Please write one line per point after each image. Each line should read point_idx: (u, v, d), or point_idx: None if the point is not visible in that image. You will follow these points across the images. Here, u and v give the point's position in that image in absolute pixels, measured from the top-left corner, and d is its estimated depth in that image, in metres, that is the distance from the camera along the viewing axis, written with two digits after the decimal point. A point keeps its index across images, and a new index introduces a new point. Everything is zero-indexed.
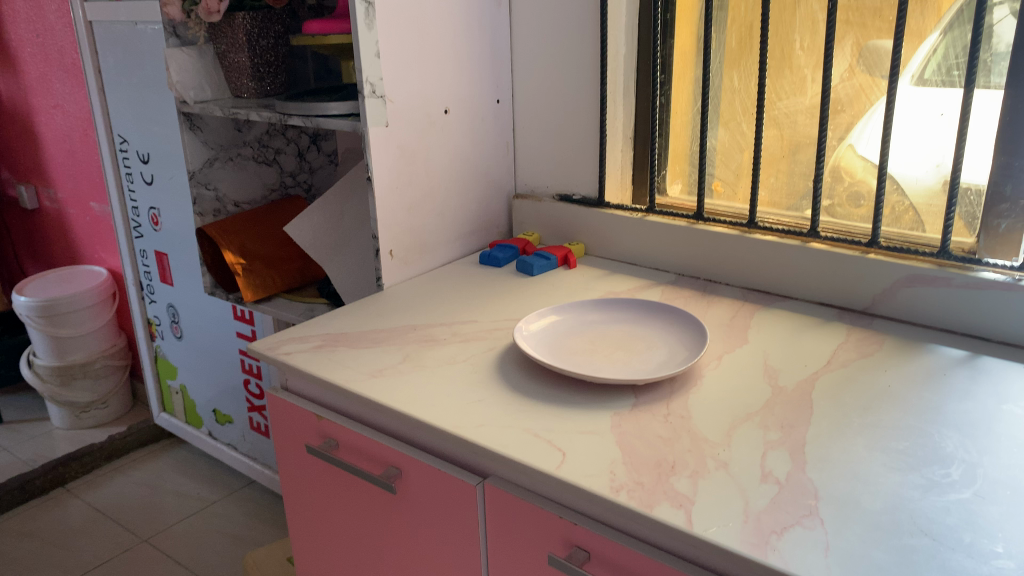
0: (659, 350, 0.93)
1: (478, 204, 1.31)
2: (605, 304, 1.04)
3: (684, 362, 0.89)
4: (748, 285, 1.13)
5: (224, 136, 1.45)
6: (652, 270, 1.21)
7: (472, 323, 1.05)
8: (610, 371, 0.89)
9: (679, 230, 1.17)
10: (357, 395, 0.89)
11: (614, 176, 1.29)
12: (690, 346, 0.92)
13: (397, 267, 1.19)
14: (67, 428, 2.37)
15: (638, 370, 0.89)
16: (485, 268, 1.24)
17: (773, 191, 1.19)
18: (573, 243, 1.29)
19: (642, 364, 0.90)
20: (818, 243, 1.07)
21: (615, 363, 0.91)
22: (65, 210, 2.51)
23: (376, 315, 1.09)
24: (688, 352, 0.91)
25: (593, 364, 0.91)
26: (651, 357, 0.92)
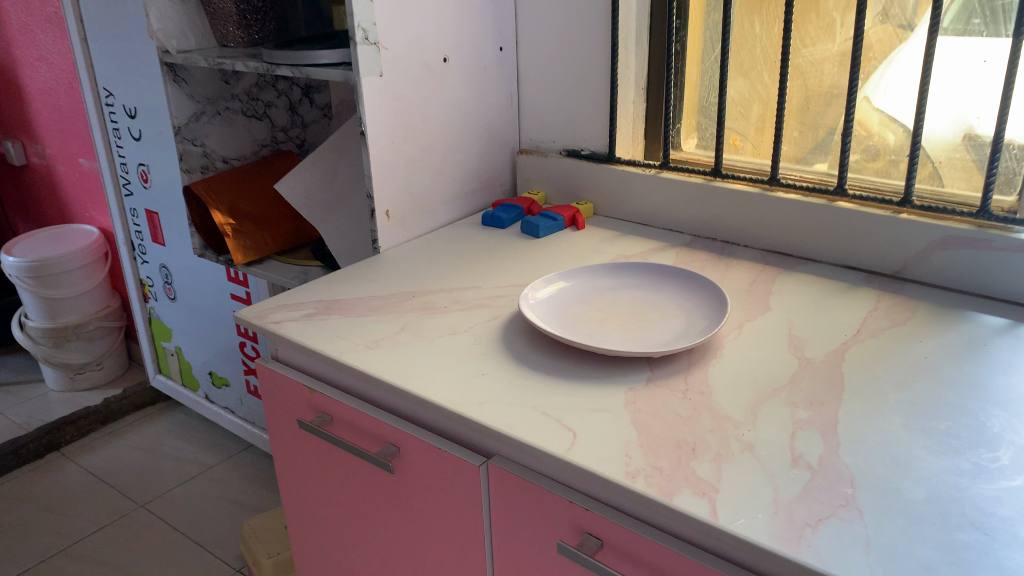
0: (676, 319, 0.87)
1: (480, 161, 1.24)
2: (616, 269, 0.97)
3: (703, 332, 0.82)
4: (768, 247, 1.06)
5: (211, 89, 1.36)
6: (666, 232, 1.14)
7: (475, 290, 0.98)
8: (624, 341, 0.83)
9: (695, 188, 1.10)
10: (352, 368, 0.83)
11: (625, 130, 1.21)
12: (709, 315, 0.86)
13: (394, 228, 1.12)
14: (62, 390, 2.33)
15: (654, 340, 0.83)
16: (488, 229, 1.17)
17: (795, 146, 1.11)
18: (581, 202, 1.22)
19: (658, 334, 0.84)
20: (845, 202, 1.00)
21: (628, 333, 0.84)
22: (53, 167, 2.43)
23: (373, 280, 1.02)
24: (707, 321, 0.85)
25: (605, 334, 0.84)
26: (667, 326, 0.86)
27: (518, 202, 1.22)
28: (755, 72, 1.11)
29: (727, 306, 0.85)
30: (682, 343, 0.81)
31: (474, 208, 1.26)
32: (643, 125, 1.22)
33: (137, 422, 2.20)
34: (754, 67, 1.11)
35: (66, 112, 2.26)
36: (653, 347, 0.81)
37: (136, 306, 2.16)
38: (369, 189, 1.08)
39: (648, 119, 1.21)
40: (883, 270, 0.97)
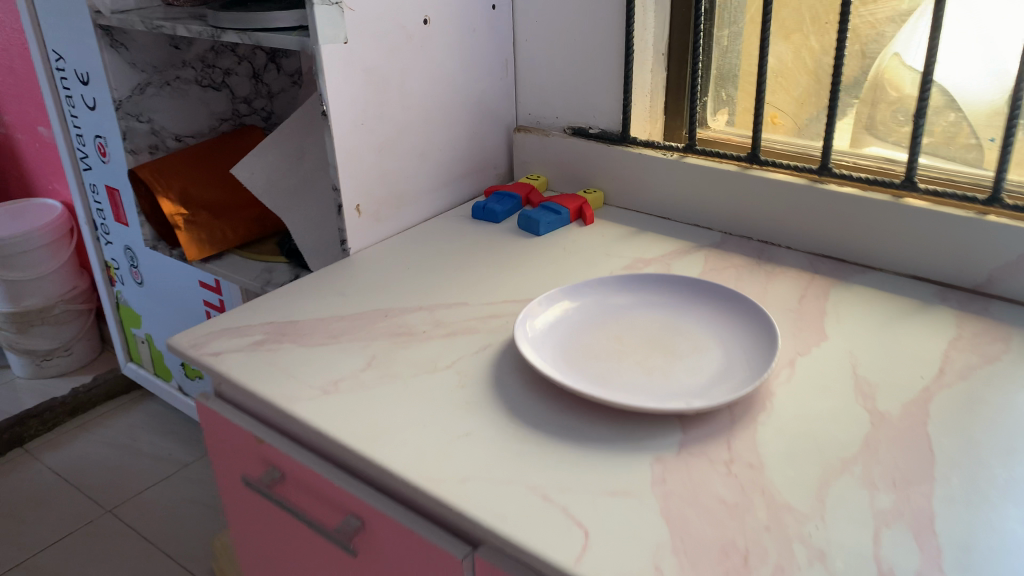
0: (711, 354, 0.69)
1: (470, 141, 1.05)
2: (635, 284, 0.80)
3: (748, 377, 0.65)
4: (816, 249, 0.87)
5: (158, 55, 1.17)
6: (691, 228, 0.96)
7: (461, 308, 0.81)
8: (647, 388, 0.65)
9: (727, 177, 0.91)
10: (303, 422, 0.66)
11: (641, 104, 1.02)
12: (753, 350, 0.68)
13: (367, 225, 0.94)
14: (29, 378, 2.17)
15: (685, 387, 0.65)
16: (479, 224, 0.99)
17: (849, 126, 0.92)
18: (590, 191, 1.03)
19: (690, 377, 0.67)
20: (916, 199, 0.81)
21: (652, 375, 0.67)
22: (12, 135, 2.23)
23: (339, 294, 0.84)
24: (752, 360, 0.67)
25: (624, 377, 0.67)
26: (701, 366, 0.68)
27: (515, 190, 1.04)
28: (802, 36, 0.91)
29: (778, 339, 0.67)
30: (722, 392, 0.64)
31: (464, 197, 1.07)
32: (661, 97, 1.03)
33: (108, 414, 2.04)
34: (800, 29, 0.91)
35: (22, 75, 2.05)
36: (686, 397, 0.64)
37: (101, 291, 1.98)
38: (335, 181, 0.90)
39: (667, 89, 1.02)
40: (959, 283, 0.79)
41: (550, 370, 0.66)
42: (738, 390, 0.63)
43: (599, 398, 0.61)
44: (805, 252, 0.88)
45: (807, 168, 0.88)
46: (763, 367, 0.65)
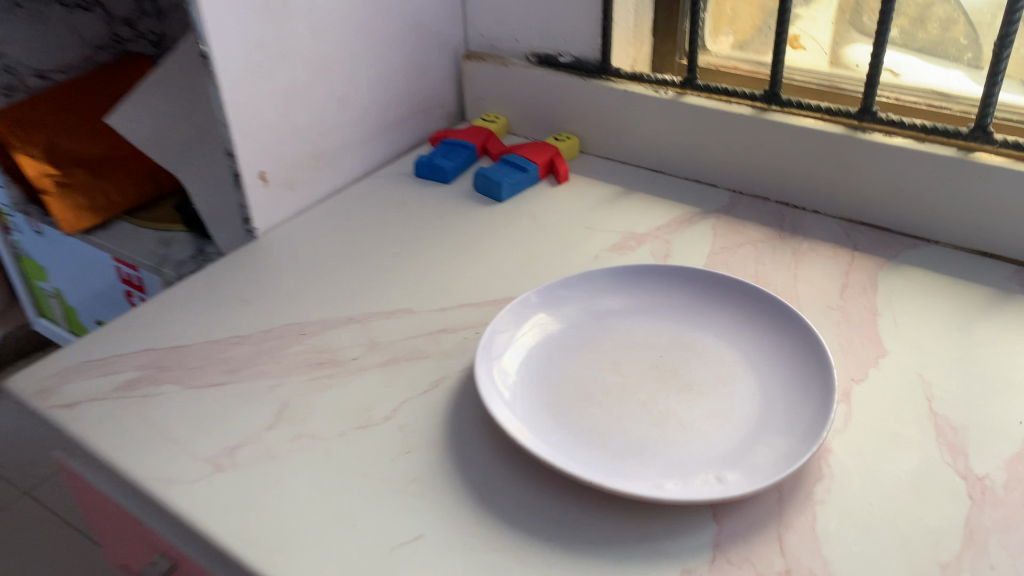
0: (744, 392, 0.52)
1: (409, 80, 0.83)
2: (633, 276, 0.61)
3: (801, 432, 0.47)
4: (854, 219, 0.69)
5: None
6: (691, 184, 0.77)
7: (404, 319, 0.61)
8: (663, 455, 0.48)
9: (740, 123, 0.71)
10: (186, 520, 0.47)
11: (623, 25, 0.80)
12: (800, 385, 0.50)
13: (279, 198, 0.73)
14: None
15: (715, 451, 0.48)
16: (425, 187, 0.79)
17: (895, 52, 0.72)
18: (562, 136, 0.82)
19: (720, 433, 0.49)
20: (990, 154, 0.62)
21: (668, 432, 0.49)
22: None
23: (242, 301, 0.64)
24: (801, 402, 0.49)
25: (630, 434, 0.49)
26: (732, 412, 0.50)
27: (468, 138, 0.82)
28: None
29: (834, 372, 0.49)
30: (767, 459, 0.46)
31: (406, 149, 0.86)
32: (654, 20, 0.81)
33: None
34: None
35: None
36: (717, 470, 0.46)
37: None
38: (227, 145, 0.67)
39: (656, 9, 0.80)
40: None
41: (528, 433, 0.48)
42: (791, 456, 0.46)
43: (599, 487, 0.43)
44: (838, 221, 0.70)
45: (846, 111, 0.68)
46: (821, 416, 0.47)
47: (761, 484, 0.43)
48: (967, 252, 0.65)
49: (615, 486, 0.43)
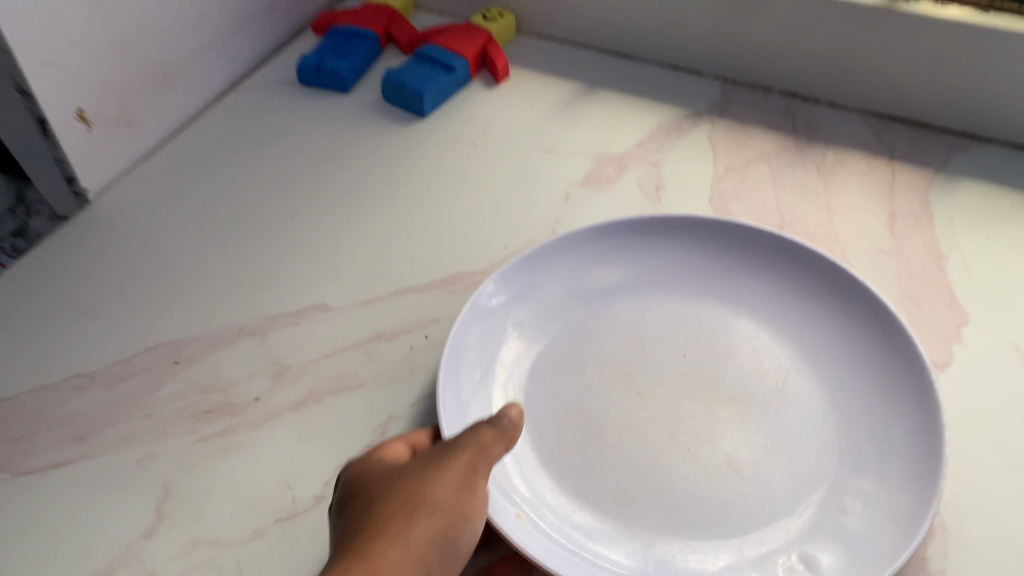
0: (809, 407, 0.38)
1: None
2: (629, 230, 0.44)
3: (908, 475, 0.34)
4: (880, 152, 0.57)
5: None
6: (667, 72, 0.59)
7: (318, 323, 0.44)
8: (723, 527, 0.34)
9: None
10: None
11: None
12: (884, 395, 0.37)
13: (113, 143, 0.51)
14: None
15: (788, 510, 0.35)
16: (318, 102, 0.58)
17: None
18: (493, 13, 0.62)
19: (791, 479, 0.36)
20: None
21: (722, 485, 0.36)
22: None
23: (80, 314, 0.45)
24: (898, 424, 0.36)
25: (670, 497, 0.36)
26: (801, 440, 0.37)
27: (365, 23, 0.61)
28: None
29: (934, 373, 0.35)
30: (865, 525, 0.33)
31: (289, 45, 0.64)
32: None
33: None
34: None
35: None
36: (800, 546, 0.33)
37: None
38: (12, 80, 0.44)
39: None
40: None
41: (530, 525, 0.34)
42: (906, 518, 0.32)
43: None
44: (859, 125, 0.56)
45: None
46: (930, 450, 0.33)
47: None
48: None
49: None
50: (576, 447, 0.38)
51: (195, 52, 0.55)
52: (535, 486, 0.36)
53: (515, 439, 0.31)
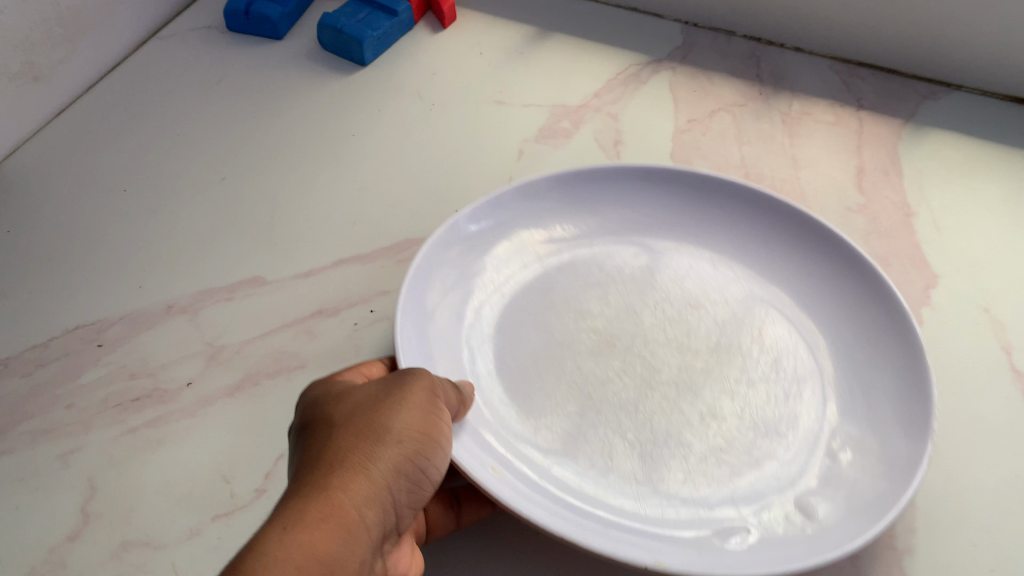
0: (787, 359, 0.36)
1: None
2: (581, 177, 0.41)
3: (900, 415, 0.31)
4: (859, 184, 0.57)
5: None
6: (626, 16, 0.56)
7: (252, 299, 0.41)
8: (711, 483, 0.31)
9: None
10: None
11: None
12: (866, 334, 0.35)
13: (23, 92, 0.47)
14: None
15: (780, 463, 0.32)
16: (250, 51, 0.54)
17: None
18: None
19: (779, 431, 0.33)
20: None
21: (703, 439, 0.33)
22: None
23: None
24: (882, 368, 0.33)
25: (648, 453, 0.33)
26: (785, 389, 0.35)
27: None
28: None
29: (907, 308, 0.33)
30: (859, 470, 0.31)
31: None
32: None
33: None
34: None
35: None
36: (794, 494, 0.31)
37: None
38: None
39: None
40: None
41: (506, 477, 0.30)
42: (903, 459, 0.29)
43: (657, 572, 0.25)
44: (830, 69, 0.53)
45: None
46: (918, 387, 0.31)
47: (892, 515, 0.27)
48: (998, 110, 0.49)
49: (674, 564, 0.26)
50: (546, 394, 0.35)
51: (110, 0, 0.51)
52: (504, 433, 0.33)
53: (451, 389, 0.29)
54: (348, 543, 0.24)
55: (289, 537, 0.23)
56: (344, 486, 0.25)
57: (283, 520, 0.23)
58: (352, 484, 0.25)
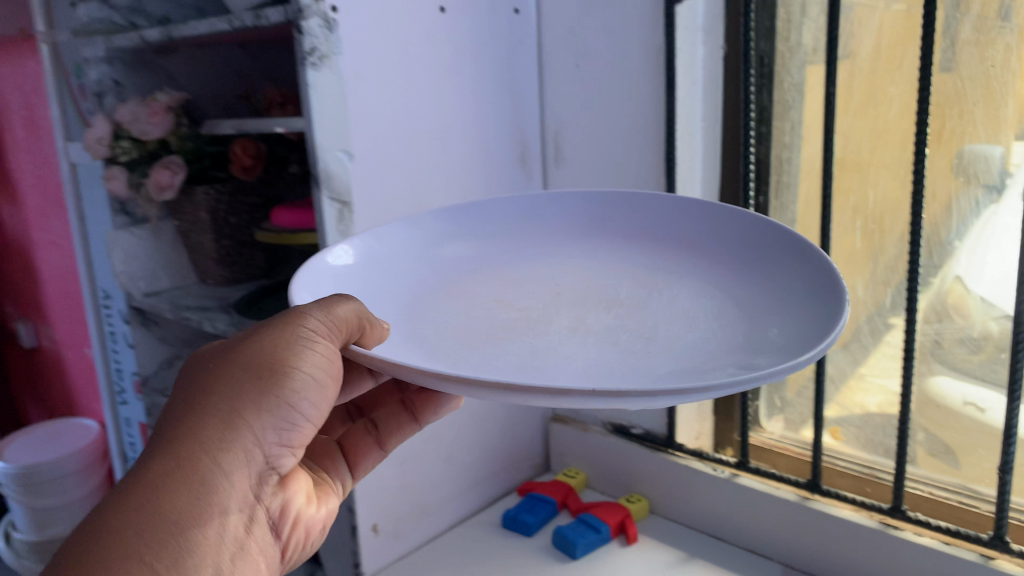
0: (695, 315, 0.52)
1: (440, 100, 0.98)
2: (513, 228, 0.65)
3: (809, 307, 0.45)
4: (786, 535, 0.95)
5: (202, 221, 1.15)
6: None
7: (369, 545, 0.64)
8: (643, 365, 0.47)
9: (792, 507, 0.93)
10: None
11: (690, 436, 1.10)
12: (752, 308, 0.50)
13: (382, 546, 1.01)
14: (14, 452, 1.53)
15: (698, 346, 0.48)
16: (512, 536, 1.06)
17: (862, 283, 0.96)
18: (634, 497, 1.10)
19: (672, 342, 0.50)
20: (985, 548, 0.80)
21: (619, 347, 0.51)
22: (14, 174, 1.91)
23: None
24: (789, 287, 0.50)
25: (565, 363, 0.50)
26: (680, 320, 0.52)
27: (551, 495, 1.11)
28: (857, 43, 0.91)
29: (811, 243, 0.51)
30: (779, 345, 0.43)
31: (339, 185, 0.88)
32: (707, 132, 1.02)
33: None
34: (858, 36, 0.90)
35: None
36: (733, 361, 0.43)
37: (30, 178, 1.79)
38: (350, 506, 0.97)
39: (713, 119, 1.02)
40: (987, 546, 0.80)
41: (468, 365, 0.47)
42: (829, 311, 0.43)
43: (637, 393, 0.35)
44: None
45: (879, 505, 0.88)
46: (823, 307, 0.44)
47: (827, 341, 0.38)
48: (884, 510, 0.87)
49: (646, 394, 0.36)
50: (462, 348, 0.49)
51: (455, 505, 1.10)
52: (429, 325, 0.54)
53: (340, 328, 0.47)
54: (197, 485, 0.44)
55: (138, 499, 0.42)
56: (202, 438, 0.45)
57: (143, 474, 0.43)
58: (208, 434, 0.45)
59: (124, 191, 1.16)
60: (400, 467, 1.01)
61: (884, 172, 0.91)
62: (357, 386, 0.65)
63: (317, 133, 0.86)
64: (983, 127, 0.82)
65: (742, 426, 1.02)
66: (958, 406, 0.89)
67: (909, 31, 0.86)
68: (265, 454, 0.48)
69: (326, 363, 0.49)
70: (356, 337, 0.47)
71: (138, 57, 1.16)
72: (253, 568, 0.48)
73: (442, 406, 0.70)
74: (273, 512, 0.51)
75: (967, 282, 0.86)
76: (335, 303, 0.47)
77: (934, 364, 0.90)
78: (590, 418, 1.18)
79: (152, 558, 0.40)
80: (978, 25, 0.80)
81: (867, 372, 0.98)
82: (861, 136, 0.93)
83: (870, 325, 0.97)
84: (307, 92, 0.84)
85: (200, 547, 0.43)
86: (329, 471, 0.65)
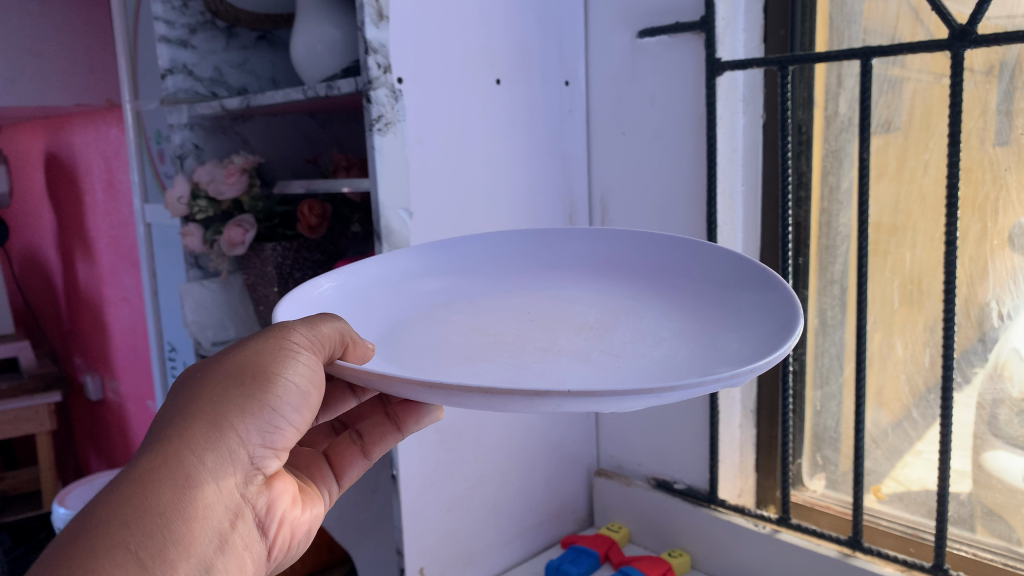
0: (668, 337, 0.55)
1: (494, 166, 1.04)
2: (513, 256, 0.68)
3: (767, 324, 0.49)
4: None
5: (264, 274, 1.19)
6: None
7: None
8: (615, 376, 0.50)
9: (829, 561, 0.94)
10: None
11: (731, 487, 1.11)
12: (715, 328, 0.53)
13: None
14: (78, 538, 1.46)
15: (666, 361, 0.51)
16: None
17: (908, 341, 0.96)
18: (677, 553, 1.10)
19: (640, 357, 0.53)
20: None
21: (592, 362, 0.53)
22: (111, 229, 2.07)
23: None
24: (747, 308, 0.53)
25: (542, 375, 0.52)
26: (658, 337, 0.55)
27: (593, 548, 1.12)
28: (892, 114, 0.93)
29: (771, 269, 0.54)
30: (745, 352, 0.46)
31: (399, 239, 0.93)
32: (747, 198, 1.04)
33: (10, 395, 2.08)
34: (892, 107, 0.93)
35: (40, 32, 1.89)
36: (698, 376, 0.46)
37: (133, 228, 1.95)
38: (399, 543, 1.00)
39: (753, 185, 1.04)
40: None
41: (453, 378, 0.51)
42: (782, 326, 0.46)
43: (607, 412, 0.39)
44: (859, 371, 0.92)
45: (921, 565, 0.88)
46: (784, 319, 0.47)
47: (783, 350, 0.41)
48: (926, 568, 0.88)
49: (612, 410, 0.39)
50: (449, 365, 0.53)
51: (499, 551, 1.13)
52: (432, 342, 0.58)
53: (324, 345, 0.49)
54: (182, 480, 0.46)
55: (132, 490, 0.44)
56: (189, 436, 0.47)
57: (137, 468, 0.45)
58: (196, 434, 0.47)
59: (200, 247, 1.22)
60: (447, 512, 1.04)
61: (921, 236, 0.92)
62: (341, 406, 0.68)
63: (383, 193, 0.90)
64: (1016, 193, 0.84)
65: (783, 483, 1.02)
66: (1019, 482, 0.87)
67: (941, 103, 0.88)
68: (251, 454, 0.50)
69: (310, 371, 0.51)
70: (338, 353, 0.50)
71: (218, 123, 1.23)
72: (237, 563, 0.50)
73: (423, 416, 0.70)
74: (259, 511, 0.53)
75: (1022, 353, 0.85)
76: (319, 320, 0.50)
77: (991, 440, 0.89)
78: (635, 473, 1.20)
79: (135, 547, 0.43)
80: (1012, 96, 0.82)
81: (923, 447, 0.96)
82: (896, 200, 0.94)
83: (919, 405, 0.96)
84: (373, 156, 0.89)
85: (181, 537, 0.45)
86: (315, 481, 0.66)
